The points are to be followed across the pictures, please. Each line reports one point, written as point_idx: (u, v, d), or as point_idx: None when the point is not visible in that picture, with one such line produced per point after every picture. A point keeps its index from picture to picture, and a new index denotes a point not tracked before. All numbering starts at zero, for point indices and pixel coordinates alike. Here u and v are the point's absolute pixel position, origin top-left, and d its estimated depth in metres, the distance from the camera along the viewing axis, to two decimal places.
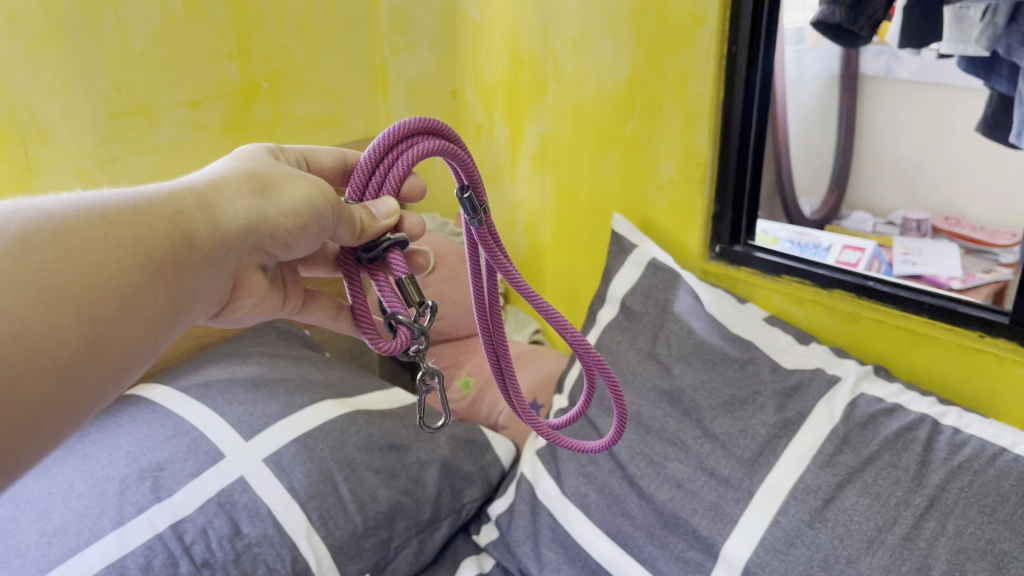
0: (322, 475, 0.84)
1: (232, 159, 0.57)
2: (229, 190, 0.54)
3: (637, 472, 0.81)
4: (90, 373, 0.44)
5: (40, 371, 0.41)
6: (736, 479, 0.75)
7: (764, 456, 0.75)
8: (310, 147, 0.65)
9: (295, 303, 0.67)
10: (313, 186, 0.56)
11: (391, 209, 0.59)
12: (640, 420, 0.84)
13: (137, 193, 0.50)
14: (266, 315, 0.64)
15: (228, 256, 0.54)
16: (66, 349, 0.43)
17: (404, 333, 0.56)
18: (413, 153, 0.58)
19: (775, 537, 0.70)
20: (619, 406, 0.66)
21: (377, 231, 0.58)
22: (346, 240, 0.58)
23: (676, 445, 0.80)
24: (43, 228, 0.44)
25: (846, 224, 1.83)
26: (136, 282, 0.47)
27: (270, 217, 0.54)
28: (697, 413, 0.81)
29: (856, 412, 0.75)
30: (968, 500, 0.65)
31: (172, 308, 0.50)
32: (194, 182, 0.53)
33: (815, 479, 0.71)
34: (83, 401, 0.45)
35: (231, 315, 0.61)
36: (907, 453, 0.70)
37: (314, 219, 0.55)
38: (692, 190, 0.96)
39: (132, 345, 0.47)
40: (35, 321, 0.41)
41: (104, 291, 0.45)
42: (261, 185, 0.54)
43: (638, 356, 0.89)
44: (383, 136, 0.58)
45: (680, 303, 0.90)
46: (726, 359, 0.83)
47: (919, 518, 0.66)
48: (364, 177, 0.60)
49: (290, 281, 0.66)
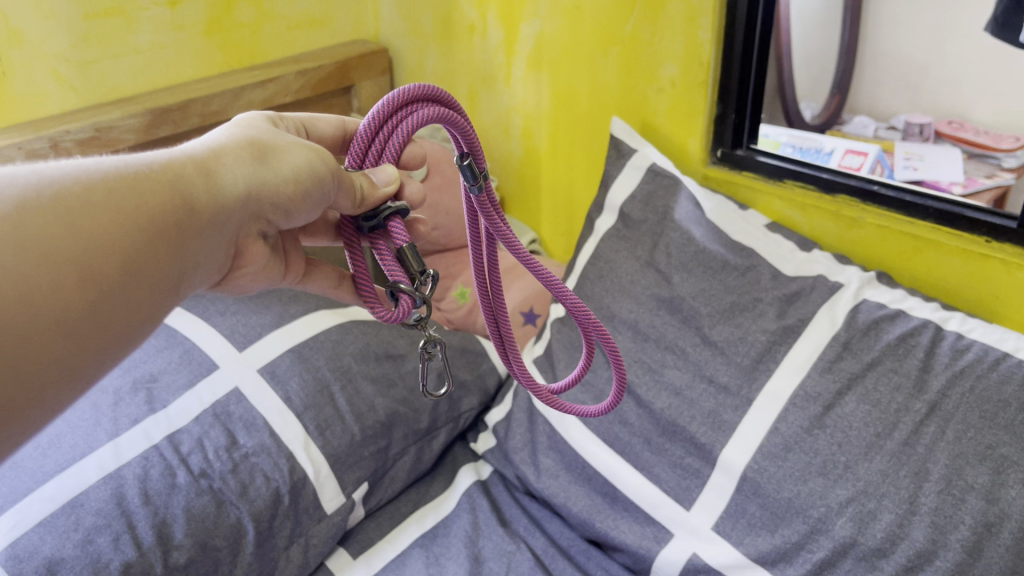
0: (318, 385, 0.83)
1: (231, 125, 0.53)
2: (229, 157, 0.50)
3: (635, 379, 0.81)
4: (93, 344, 0.42)
5: (40, 342, 0.39)
6: (735, 386, 0.75)
7: (764, 363, 0.74)
8: (308, 115, 0.62)
9: (296, 272, 0.62)
10: (312, 152, 0.53)
11: (392, 175, 0.55)
12: (638, 328, 0.83)
13: (137, 158, 0.46)
14: (266, 284, 0.60)
15: (230, 225, 0.51)
16: (65, 321, 0.40)
17: (406, 302, 0.53)
18: (416, 117, 0.55)
19: (774, 443, 0.71)
20: (619, 371, 0.64)
21: (377, 200, 0.55)
22: (346, 209, 0.54)
23: (674, 353, 0.80)
24: (43, 194, 0.41)
25: (846, 129, 1.80)
26: (140, 250, 0.44)
27: (271, 183, 0.51)
28: (697, 320, 0.80)
29: (858, 318, 0.73)
30: (970, 405, 0.65)
31: (177, 274, 0.47)
32: (193, 148, 0.50)
33: (815, 386, 0.71)
34: (87, 368, 0.42)
35: (232, 285, 0.57)
36: (909, 359, 0.69)
37: (315, 187, 0.52)
38: (692, 92, 0.92)
39: (135, 316, 0.45)
40: (36, 287, 0.39)
41: (107, 256, 0.42)
42: (260, 152, 0.51)
43: (637, 265, 0.87)
44: (386, 100, 0.54)
45: (681, 209, 0.88)
46: (727, 267, 0.81)
47: (919, 424, 0.66)
48: (362, 144, 0.56)
49: (291, 248, 0.62)
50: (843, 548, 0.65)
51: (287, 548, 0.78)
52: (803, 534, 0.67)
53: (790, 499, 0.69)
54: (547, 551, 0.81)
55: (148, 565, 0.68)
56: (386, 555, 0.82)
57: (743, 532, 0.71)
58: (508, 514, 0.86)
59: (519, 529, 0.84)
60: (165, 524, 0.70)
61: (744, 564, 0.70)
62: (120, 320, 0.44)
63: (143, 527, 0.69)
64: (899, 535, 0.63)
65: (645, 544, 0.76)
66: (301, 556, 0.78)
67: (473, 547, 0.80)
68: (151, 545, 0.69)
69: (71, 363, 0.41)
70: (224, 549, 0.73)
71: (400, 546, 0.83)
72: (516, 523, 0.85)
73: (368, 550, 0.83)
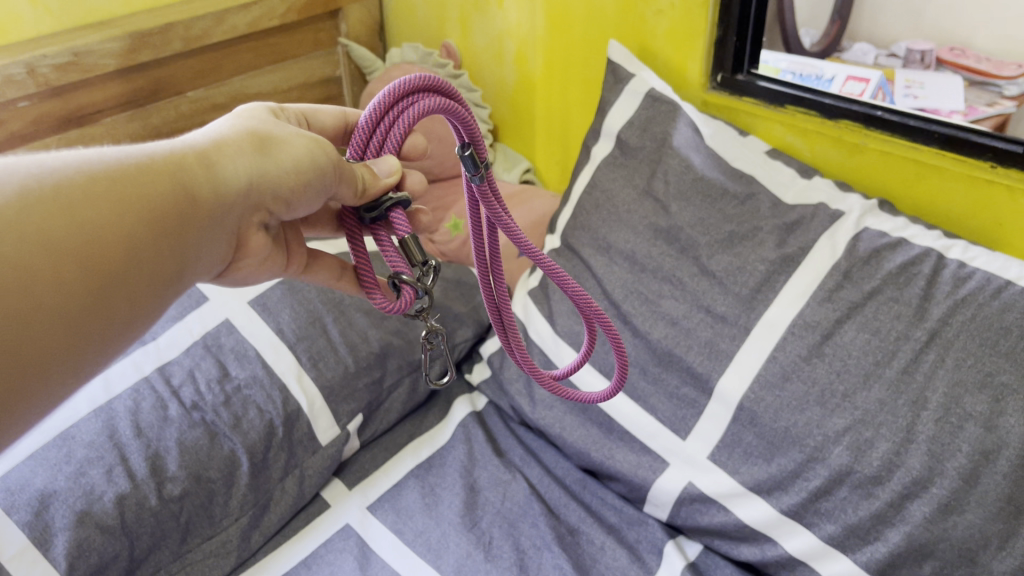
0: (310, 317, 0.82)
1: (233, 116, 0.52)
2: (230, 149, 0.49)
3: (631, 310, 0.80)
4: (89, 335, 0.42)
5: (37, 334, 0.39)
6: (733, 316, 0.73)
7: (762, 293, 0.73)
8: (310, 107, 0.61)
9: (298, 263, 0.61)
10: (314, 143, 0.52)
11: (393, 167, 0.55)
12: (635, 258, 0.82)
13: (138, 149, 0.46)
14: (269, 275, 0.59)
15: (231, 216, 0.50)
16: (65, 308, 0.40)
17: (408, 293, 0.54)
18: (417, 108, 0.55)
19: (771, 372, 0.70)
20: (620, 357, 0.64)
21: (378, 190, 0.55)
22: (348, 199, 0.54)
23: (671, 283, 0.78)
24: (45, 182, 0.40)
25: (846, 56, 1.76)
26: (140, 240, 0.44)
27: (272, 175, 0.50)
28: (694, 250, 0.78)
29: (859, 246, 0.72)
30: (970, 333, 0.64)
31: (175, 266, 0.47)
32: (194, 138, 0.49)
33: (814, 315, 0.70)
34: (83, 358, 0.42)
35: (234, 275, 0.57)
36: (910, 287, 0.68)
37: (317, 178, 0.51)
38: (694, 13, 0.89)
39: (135, 306, 0.45)
40: (36, 280, 0.39)
41: (106, 249, 0.42)
42: (261, 143, 0.50)
43: (634, 195, 0.85)
44: (385, 92, 0.54)
45: (679, 136, 0.86)
46: (726, 195, 0.79)
47: (919, 352, 0.65)
48: (364, 136, 0.56)
49: (292, 240, 0.61)
50: (839, 475, 0.65)
51: (282, 479, 0.77)
52: (799, 463, 0.67)
53: (787, 429, 0.68)
54: (542, 480, 0.82)
55: (142, 497, 0.68)
56: (382, 485, 0.82)
57: (738, 461, 0.71)
58: (504, 445, 0.87)
59: (515, 459, 0.85)
60: (159, 457, 0.70)
61: (741, 492, 0.71)
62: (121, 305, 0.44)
63: (137, 459, 0.69)
64: (895, 463, 0.63)
65: (641, 473, 0.76)
66: (297, 487, 0.78)
67: (469, 477, 0.82)
68: (145, 478, 0.69)
69: (68, 347, 0.41)
70: (218, 481, 0.73)
71: (396, 477, 0.83)
72: (511, 453, 0.86)
73: (364, 480, 0.83)
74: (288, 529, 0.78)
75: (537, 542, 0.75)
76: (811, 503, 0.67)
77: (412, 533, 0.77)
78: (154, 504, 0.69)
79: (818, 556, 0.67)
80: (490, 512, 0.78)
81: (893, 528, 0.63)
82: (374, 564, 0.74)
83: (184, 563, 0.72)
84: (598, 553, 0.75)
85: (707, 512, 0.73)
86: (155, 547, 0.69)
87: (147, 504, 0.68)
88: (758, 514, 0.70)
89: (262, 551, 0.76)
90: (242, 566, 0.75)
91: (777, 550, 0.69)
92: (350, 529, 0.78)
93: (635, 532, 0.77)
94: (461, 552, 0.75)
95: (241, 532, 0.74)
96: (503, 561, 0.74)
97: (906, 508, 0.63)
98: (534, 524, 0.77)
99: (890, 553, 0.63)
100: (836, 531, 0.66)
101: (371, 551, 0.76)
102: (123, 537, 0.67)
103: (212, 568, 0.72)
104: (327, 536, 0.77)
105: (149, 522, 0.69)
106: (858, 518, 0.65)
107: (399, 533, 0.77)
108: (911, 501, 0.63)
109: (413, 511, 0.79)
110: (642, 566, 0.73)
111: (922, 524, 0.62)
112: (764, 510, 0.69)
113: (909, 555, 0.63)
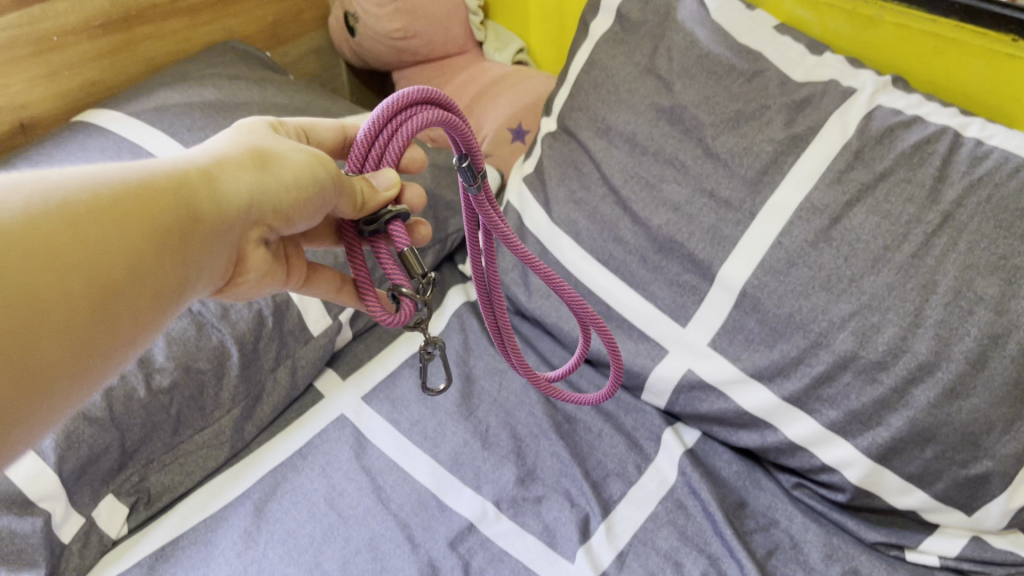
0: None
1: (232, 132, 0.51)
2: (231, 165, 0.48)
3: (631, 196, 0.77)
4: (94, 348, 0.41)
5: (38, 349, 0.38)
6: (737, 201, 0.71)
7: (769, 176, 0.70)
8: (309, 121, 0.59)
9: (299, 277, 0.59)
10: (314, 158, 0.50)
11: (392, 180, 0.53)
12: (636, 141, 0.78)
13: (139, 165, 0.45)
14: (269, 290, 0.57)
15: (232, 234, 0.49)
16: (68, 325, 0.39)
17: (408, 305, 0.52)
18: (416, 122, 0.52)
19: (776, 258, 0.68)
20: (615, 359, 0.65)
21: (377, 204, 0.53)
22: (346, 213, 0.52)
23: (674, 166, 0.75)
24: (51, 200, 0.39)
25: None
26: (143, 255, 0.42)
27: (272, 189, 0.49)
28: (699, 130, 0.74)
29: (871, 126, 0.68)
30: (986, 215, 0.61)
31: (179, 282, 0.45)
32: (196, 156, 0.48)
33: (823, 198, 0.67)
34: (87, 371, 0.41)
35: (234, 291, 0.55)
36: (924, 168, 0.65)
37: (316, 193, 0.50)
38: None
39: (139, 321, 0.43)
40: (38, 294, 0.37)
41: (109, 264, 0.41)
42: (261, 160, 0.49)
43: (635, 73, 0.81)
44: (383, 106, 0.52)
45: (683, 10, 0.81)
46: (732, 72, 0.75)
47: (930, 235, 0.63)
48: (363, 150, 0.54)
49: (292, 254, 0.59)
50: (843, 361, 0.64)
51: (274, 370, 0.76)
52: (802, 349, 0.66)
53: (790, 315, 0.67)
54: (538, 370, 0.81)
55: (130, 390, 0.67)
56: (376, 375, 0.81)
57: (740, 348, 0.70)
58: None
59: None
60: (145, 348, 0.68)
61: (741, 379, 0.70)
62: (125, 324, 0.42)
63: None
64: (901, 348, 0.62)
65: (640, 361, 0.75)
66: (289, 377, 0.77)
67: (465, 367, 0.81)
68: (132, 370, 0.67)
69: (70, 363, 0.39)
70: (207, 372, 0.71)
71: (391, 368, 0.82)
72: None
73: (358, 371, 0.81)
74: (282, 420, 0.77)
75: (534, 430, 0.75)
76: (813, 390, 0.66)
77: (408, 422, 0.76)
78: (142, 396, 0.67)
79: (819, 442, 0.67)
80: (486, 401, 0.78)
81: (896, 413, 0.63)
82: (371, 454, 0.74)
83: (177, 455, 0.71)
84: (595, 441, 0.75)
85: (706, 399, 0.72)
86: (146, 438, 0.69)
87: (135, 397, 0.67)
88: (759, 401, 0.69)
89: (257, 442, 0.76)
90: (238, 456, 0.74)
91: (777, 436, 0.69)
92: (345, 419, 0.77)
93: (632, 419, 0.77)
94: (458, 440, 0.75)
95: (234, 424, 0.73)
96: (501, 449, 0.74)
97: (910, 393, 0.62)
98: (531, 413, 0.77)
99: (891, 438, 0.63)
100: (837, 416, 0.65)
101: (368, 441, 0.75)
102: (112, 429, 0.66)
103: (207, 459, 0.72)
104: (323, 426, 0.76)
105: (139, 414, 0.67)
106: (861, 403, 0.64)
107: (395, 423, 0.76)
108: (916, 386, 0.62)
109: (409, 401, 0.78)
110: (639, 452, 0.74)
111: (926, 409, 0.61)
112: (766, 397, 0.69)
113: (911, 439, 0.62)
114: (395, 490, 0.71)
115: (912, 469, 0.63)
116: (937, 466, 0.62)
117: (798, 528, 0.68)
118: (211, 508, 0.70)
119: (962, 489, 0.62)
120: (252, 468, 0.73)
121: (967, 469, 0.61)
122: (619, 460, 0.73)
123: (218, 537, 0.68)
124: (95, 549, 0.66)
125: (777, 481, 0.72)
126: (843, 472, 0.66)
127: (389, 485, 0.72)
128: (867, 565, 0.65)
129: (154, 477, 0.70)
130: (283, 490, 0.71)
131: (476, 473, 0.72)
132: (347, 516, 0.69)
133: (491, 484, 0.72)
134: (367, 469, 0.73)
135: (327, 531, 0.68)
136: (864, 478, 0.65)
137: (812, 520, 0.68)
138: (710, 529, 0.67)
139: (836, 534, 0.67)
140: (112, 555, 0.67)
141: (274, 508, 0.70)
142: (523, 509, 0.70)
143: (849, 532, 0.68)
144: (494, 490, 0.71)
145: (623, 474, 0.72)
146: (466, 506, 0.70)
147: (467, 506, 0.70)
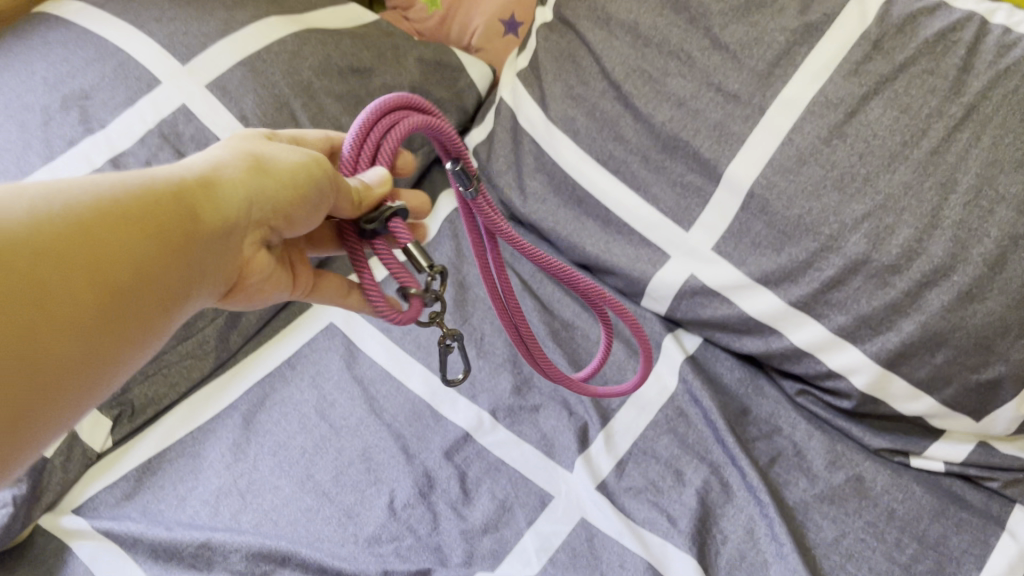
0: (277, 103, 0.73)
1: (226, 137, 0.48)
2: (229, 171, 0.45)
3: (633, 91, 0.72)
4: (105, 353, 0.40)
5: (47, 356, 0.37)
6: (746, 95, 0.66)
7: (780, 68, 0.65)
8: (298, 132, 0.56)
9: (305, 283, 0.55)
10: (308, 159, 0.47)
11: (382, 174, 0.49)
12: (639, 31, 0.72)
13: (136, 172, 0.42)
14: (274, 298, 0.53)
15: (234, 238, 0.46)
16: (73, 335, 0.37)
17: (417, 302, 0.49)
18: (405, 128, 0.50)
19: (786, 156, 0.64)
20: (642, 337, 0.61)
21: (376, 199, 0.48)
22: (344, 213, 0.48)
23: (679, 59, 0.70)
24: (51, 207, 0.38)
25: None
26: (147, 262, 0.40)
27: (273, 191, 0.46)
28: (706, 20, 0.69)
29: (892, 13, 0.64)
30: (1013, 108, 0.58)
31: (187, 284, 0.43)
32: (194, 163, 0.45)
33: (838, 91, 0.63)
34: (101, 374, 0.40)
35: (241, 299, 0.51)
36: (948, 57, 0.61)
37: (313, 190, 0.46)
38: None
39: (150, 324, 0.42)
40: (38, 303, 0.36)
41: (110, 271, 0.39)
42: (257, 166, 0.46)
43: None
44: (373, 107, 0.49)
45: None
46: None
47: (952, 130, 0.59)
48: (352, 153, 0.50)
49: (297, 260, 0.55)
50: (854, 265, 0.61)
51: None
52: (812, 253, 0.63)
53: (800, 217, 0.63)
54: (534, 277, 0.78)
55: None
56: None
57: (746, 251, 0.67)
58: None
59: (505, 255, 0.80)
60: None
61: (745, 283, 0.67)
62: (121, 335, 0.40)
63: None
64: (916, 251, 0.59)
65: (639, 268, 0.72)
66: None
67: (458, 274, 0.77)
68: None
69: (80, 369, 0.38)
70: None
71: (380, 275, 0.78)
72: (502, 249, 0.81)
73: None
74: (268, 330, 0.74)
75: None
76: (822, 295, 0.63)
77: (400, 331, 0.74)
78: None
79: (825, 348, 0.64)
80: (481, 309, 0.75)
81: (908, 318, 0.60)
82: (362, 363, 0.71)
83: (160, 366, 0.68)
84: (594, 349, 0.73)
85: (709, 305, 0.69)
86: None
87: None
88: (763, 305, 0.66)
89: (242, 352, 0.73)
90: (224, 367, 0.72)
91: (782, 342, 0.66)
92: (335, 328, 0.74)
93: (632, 327, 0.75)
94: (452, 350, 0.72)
95: (218, 333, 0.70)
96: (497, 358, 0.72)
97: (923, 297, 0.59)
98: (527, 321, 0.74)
99: (901, 343, 0.60)
100: (847, 321, 0.63)
101: (358, 350, 0.72)
102: None
103: (191, 369, 0.69)
104: (311, 335, 0.74)
105: None
106: (872, 308, 0.61)
107: (386, 332, 0.74)
108: (930, 290, 0.59)
109: None
110: (639, 360, 0.72)
111: (940, 313, 0.59)
112: (770, 301, 0.66)
113: (921, 345, 0.60)
114: (387, 400, 0.69)
115: (921, 376, 0.61)
116: (948, 371, 0.60)
117: (801, 435, 0.67)
118: (198, 421, 0.68)
119: (972, 395, 0.60)
120: (238, 379, 0.71)
121: (978, 375, 0.59)
122: (618, 368, 0.71)
123: (207, 449, 0.66)
124: (79, 463, 0.64)
125: (780, 387, 0.70)
126: (849, 378, 0.64)
127: (381, 396, 0.69)
128: (871, 471, 0.64)
129: (136, 389, 0.67)
130: (272, 401, 0.69)
131: (470, 382, 0.70)
132: (339, 427, 0.67)
133: (486, 394, 0.69)
134: (358, 379, 0.70)
135: (319, 442, 0.67)
136: (870, 384, 0.63)
137: (815, 427, 0.67)
138: (711, 436, 0.66)
139: (839, 441, 0.66)
140: (97, 470, 0.65)
141: (263, 420, 0.68)
142: (519, 418, 0.68)
143: (853, 439, 0.66)
144: (489, 399, 0.69)
145: (623, 382, 0.70)
146: (461, 415, 0.68)
147: (462, 416, 0.68)
